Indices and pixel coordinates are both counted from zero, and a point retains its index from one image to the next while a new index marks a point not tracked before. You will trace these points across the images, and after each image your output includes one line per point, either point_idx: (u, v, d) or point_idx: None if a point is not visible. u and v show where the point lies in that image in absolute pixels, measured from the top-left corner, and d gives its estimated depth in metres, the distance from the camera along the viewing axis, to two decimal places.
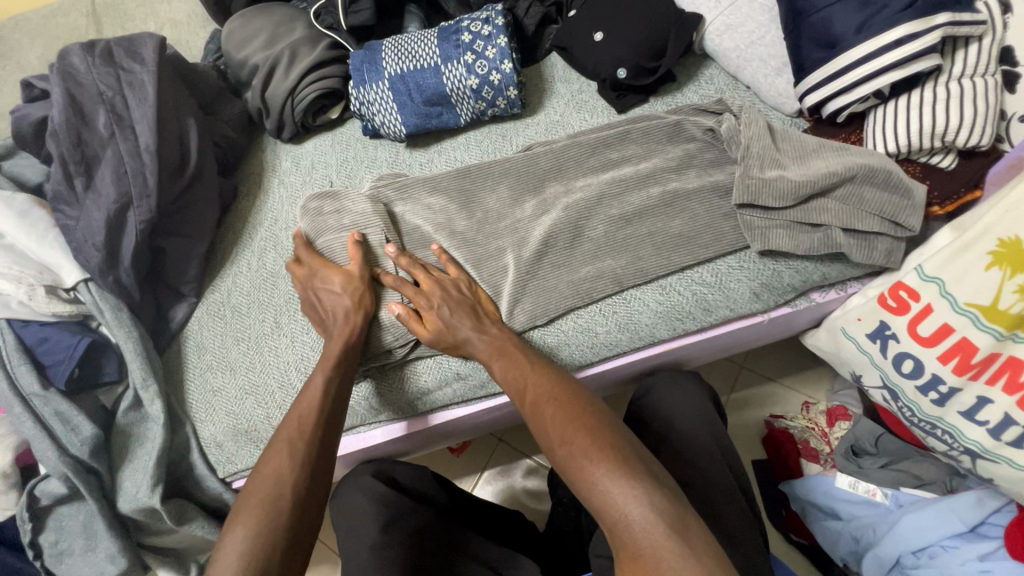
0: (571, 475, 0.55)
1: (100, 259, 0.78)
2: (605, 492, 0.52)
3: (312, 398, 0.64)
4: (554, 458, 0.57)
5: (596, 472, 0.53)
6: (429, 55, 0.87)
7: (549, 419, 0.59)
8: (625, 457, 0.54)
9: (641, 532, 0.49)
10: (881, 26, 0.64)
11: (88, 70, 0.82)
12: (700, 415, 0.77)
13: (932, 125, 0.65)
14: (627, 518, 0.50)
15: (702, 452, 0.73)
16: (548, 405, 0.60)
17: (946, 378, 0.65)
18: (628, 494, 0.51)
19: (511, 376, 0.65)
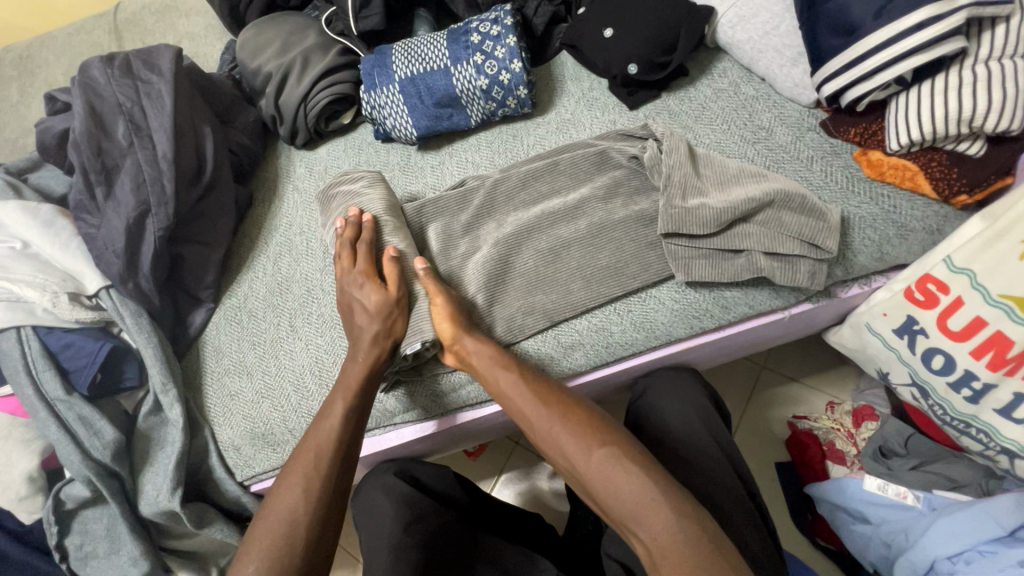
0: (602, 492, 0.56)
1: (120, 266, 0.80)
2: (640, 502, 0.53)
3: (328, 435, 0.64)
4: (584, 470, 0.57)
5: (640, 483, 0.54)
6: (439, 57, 0.88)
7: (569, 435, 0.59)
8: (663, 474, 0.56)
9: (681, 544, 0.50)
10: (901, 10, 0.62)
11: (107, 82, 0.84)
12: (697, 413, 0.75)
13: (958, 110, 0.62)
14: (669, 532, 0.51)
15: (702, 453, 0.70)
16: (575, 417, 0.60)
17: (979, 374, 0.62)
18: (671, 509, 0.52)
19: (530, 389, 0.64)
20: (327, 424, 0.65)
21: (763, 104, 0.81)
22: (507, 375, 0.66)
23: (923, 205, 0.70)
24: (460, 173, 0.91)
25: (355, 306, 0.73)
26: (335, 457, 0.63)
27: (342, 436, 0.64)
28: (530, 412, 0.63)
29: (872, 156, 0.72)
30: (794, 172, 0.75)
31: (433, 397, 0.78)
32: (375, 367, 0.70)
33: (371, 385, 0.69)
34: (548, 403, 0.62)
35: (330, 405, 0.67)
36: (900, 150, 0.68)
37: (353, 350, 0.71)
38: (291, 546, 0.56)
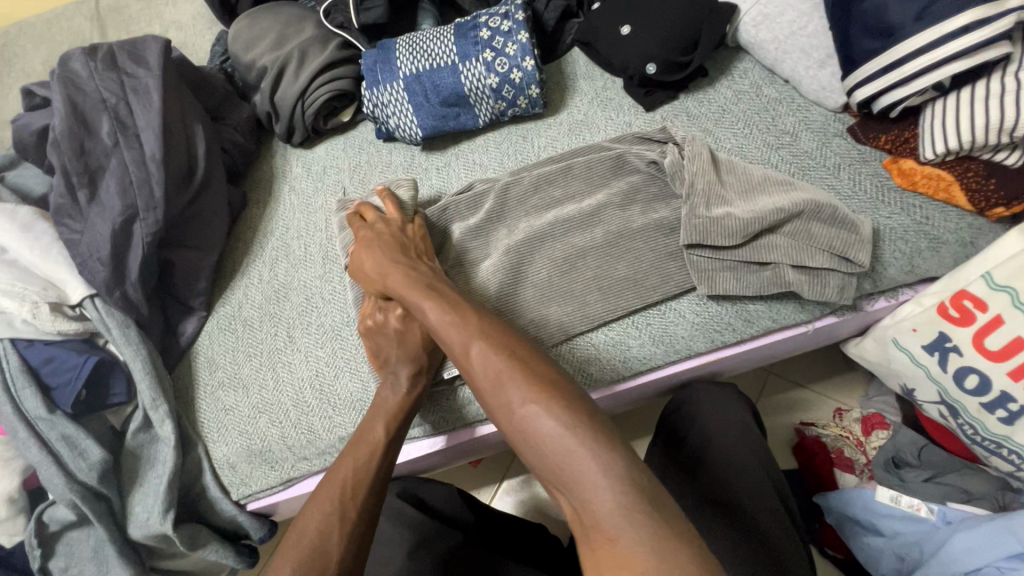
0: (522, 444, 0.50)
1: (106, 274, 0.74)
2: (567, 457, 0.46)
3: (367, 461, 0.61)
4: (507, 421, 0.51)
5: (568, 442, 0.47)
6: (446, 53, 0.83)
7: (496, 376, 0.53)
8: (594, 431, 0.47)
9: (605, 507, 0.44)
10: (944, 13, 0.58)
11: (90, 76, 0.78)
12: (740, 428, 0.72)
13: (1000, 119, 0.59)
14: (600, 501, 0.44)
15: (739, 468, 0.68)
16: (495, 359, 0.54)
17: (1016, 396, 0.60)
18: (605, 482, 0.44)
19: (453, 330, 0.58)
20: (368, 450, 0.62)
21: (787, 107, 0.78)
22: (434, 309, 0.60)
23: (956, 216, 0.67)
24: (468, 176, 0.86)
25: (393, 335, 0.69)
26: (371, 488, 0.59)
27: (377, 465, 0.61)
28: (455, 348, 0.57)
29: (903, 165, 0.69)
30: (821, 179, 0.72)
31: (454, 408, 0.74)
32: (413, 397, 0.67)
33: (409, 413, 0.66)
34: (467, 347, 0.56)
35: (368, 426, 0.64)
36: (934, 159, 0.65)
37: (394, 381, 0.67)
38: (325, 565, 0.53)
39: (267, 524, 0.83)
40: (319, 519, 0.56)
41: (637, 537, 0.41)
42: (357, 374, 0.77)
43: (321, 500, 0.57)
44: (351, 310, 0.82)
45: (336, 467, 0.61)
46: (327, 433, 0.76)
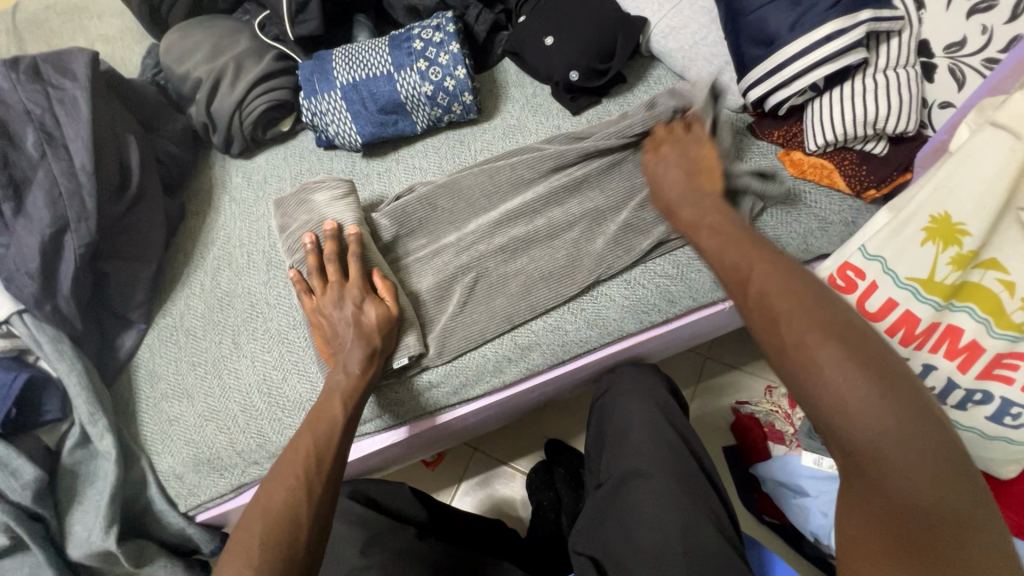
0: (786, 366, 0.40)
1: (35, 288, 0.73)
2: (841, 391, 0.37)
3: (328, 436, 0.63)
4: (791, 366, 0.40)
5: (871, 400, 0.37)
6: (381, 63, 0.87)
7: (754, 291, 0.44)
8: (903, 386, 0.37)
9: (873, 442, 0.37)
10: (812, 24, 0.68)
11: (12, 88, 0.77)
12: (657, 401, 0.79)
13: (864, 114, 0.69)
14: (890, 456, 0.36)
15: (661, 437, 0.75)
16: (782, 297, 0.42)
17: (893, 350, 0.69)
18: (884, 413, 0.36)
19: (733, 257, 0.47)
20: (327, 424, 0.64)
21: None
22: (705, 236, 0.52)
23: (839, 200, 0.76)
24: (409, 179, 0.90)
25: (347, 318, 0.71)
26: (334, 463, 0.61)
27: (340, 440, 0.63)
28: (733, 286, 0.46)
29: (794, 157, 0.78)
30: None
31: (405, 401, 0.77)
32: (368, 376, 0.69)
33: (365, 391, 0.68)
34: (750, 272, 0.45)
35: (324, 404, 0.66)
36: (817, 150, 0.75)
37: (347, 363, 0.69)
38: (298, 527, 0.55)
39: (218, 536, 0.83)
40: (286, 491, 0.57)
41: (936, 515, 0.36)
42: (306, 375, 0.79)
43: (282, 476, 0.58)
44: (298, 313, 0.83)
45: (294, 444, 0.62)
46: (278, 436, 0.77)
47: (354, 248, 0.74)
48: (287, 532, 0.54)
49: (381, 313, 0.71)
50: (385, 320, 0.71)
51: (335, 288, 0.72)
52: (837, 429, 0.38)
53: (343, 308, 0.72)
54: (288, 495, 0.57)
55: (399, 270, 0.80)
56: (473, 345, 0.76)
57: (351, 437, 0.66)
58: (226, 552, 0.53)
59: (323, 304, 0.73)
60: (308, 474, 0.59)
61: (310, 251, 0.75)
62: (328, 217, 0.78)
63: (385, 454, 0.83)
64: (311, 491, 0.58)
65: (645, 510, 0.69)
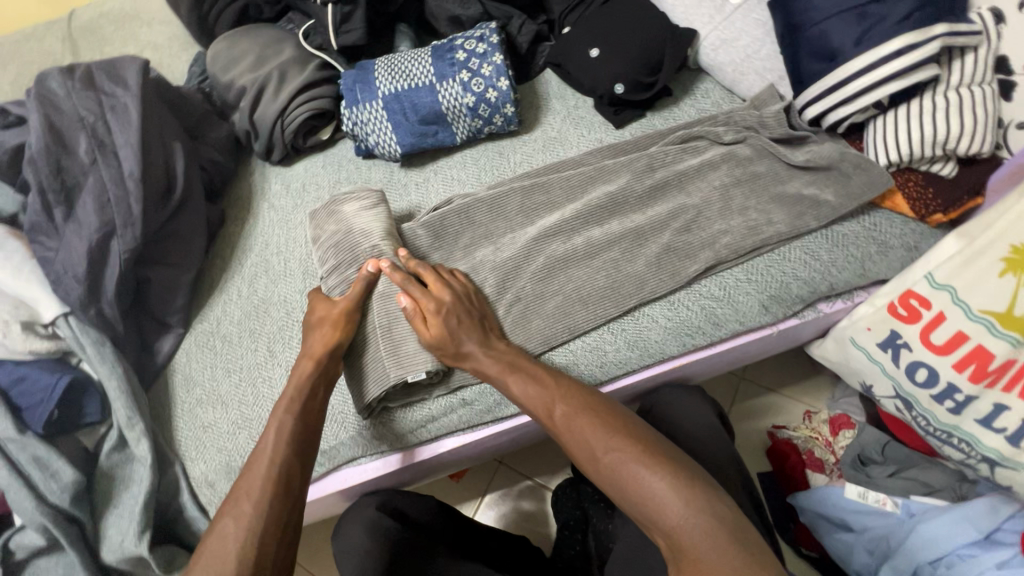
0: (619, 487, 0.54)
1: (81, 291, 0.74)
2: (655, 498, 0.52)
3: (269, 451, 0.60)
4: (593, 468, 0.56)
5: (649, 480, 0.53)
6: (424, 74, 0.86)
7: (569, 419, 0.60)
8: (672, 460, 0.55)
9: (701, 539, 0.49)
10: (879, 39, 0.64)
11: (68, 95, 0.78)
12: (705, 428, 0.74)
13: (932, 133, 0.65)
14: (707, 559, 0.48)
15: (715, 466, 0.71)
16: (581, 417, 0.59)
17: (961, 387, 0.64)
18: (691, 506, 0.51)
19: (539, 393, 0.63)
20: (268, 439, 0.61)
21: None
22: (519, 380, 0.65)
23: (901, 223, 0.73)
24: (446, 191, 0.89)
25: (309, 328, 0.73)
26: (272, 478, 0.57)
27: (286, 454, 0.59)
28: (540, 412, 0.62)
29: None
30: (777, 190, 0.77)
31: (405, 424, 0.75)
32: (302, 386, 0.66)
33: (298, 400, 0.65)
34: (557, 401, 0.62)
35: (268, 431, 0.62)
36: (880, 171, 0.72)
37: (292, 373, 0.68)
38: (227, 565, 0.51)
39: None
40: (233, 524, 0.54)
41: None
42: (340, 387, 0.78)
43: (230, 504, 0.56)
44: None
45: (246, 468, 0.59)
46: None
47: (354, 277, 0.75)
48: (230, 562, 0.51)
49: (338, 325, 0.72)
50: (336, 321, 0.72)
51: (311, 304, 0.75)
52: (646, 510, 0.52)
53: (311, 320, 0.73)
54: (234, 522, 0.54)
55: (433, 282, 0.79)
56: None
57: (303, 446, 0.62)
58: None
59: None
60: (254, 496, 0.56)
61: None
62: (355, 227, 0.77)
63: (421, 466, 0.80)
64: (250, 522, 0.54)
65: None
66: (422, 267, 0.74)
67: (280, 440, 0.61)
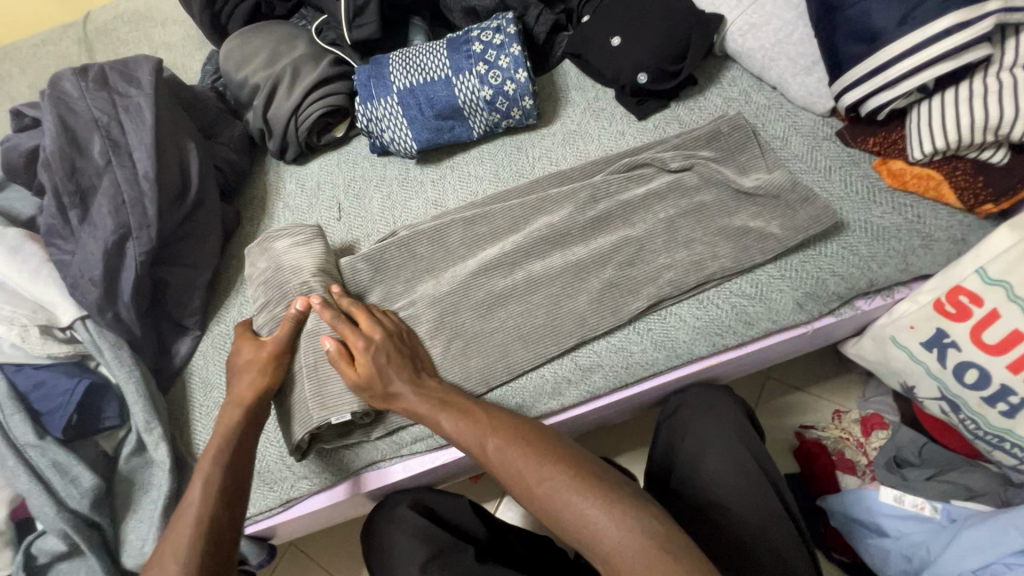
0: (557, 518, 0.54)
1: (98, 295, 0.73)
2: (592, 525, 0.52)
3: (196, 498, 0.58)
4: (526, 500, 0.56)
5: (579, 507, 0.53)
6: (439, 67, 0.83)
7: (502, 452, 0.59)
8: (601, 485, 0.55)
9: (636, 561, 0.49)
10: (927, 17, 0.60)
11: (82, 96, 0.78)
12: (736, 428, 0.71)
13: (985, 118, 0.61)
14: None
15: (736, 468, 0.67)
16: (509, 450, 0.59)
17: (1017, 389, 0.60)
18: (624, 529, 0.51)
19: (466, 427, 0.62)
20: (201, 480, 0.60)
21: (776, 113, 0.80)
22: (444, 415, 0.64)
23: (947, 215, 0.68)
24: (463, 189, 0.87)
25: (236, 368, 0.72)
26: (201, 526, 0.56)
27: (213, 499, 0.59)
28: (471, 447, 0.61)
29: (893, 166, 0.70)
30: (812, 181, 0.73)
31: (343, 460, 0.76)
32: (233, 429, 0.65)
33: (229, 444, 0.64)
34: (486, 433, 0.61)
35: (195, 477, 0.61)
36: (922, 159, 0.66)
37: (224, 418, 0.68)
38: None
39: (266, 548, 0.82)
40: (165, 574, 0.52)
41: None
42: None
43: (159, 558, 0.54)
44: None
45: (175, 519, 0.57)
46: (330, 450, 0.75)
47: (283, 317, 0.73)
48: None
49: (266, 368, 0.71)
50: (262, 364, 0.71)
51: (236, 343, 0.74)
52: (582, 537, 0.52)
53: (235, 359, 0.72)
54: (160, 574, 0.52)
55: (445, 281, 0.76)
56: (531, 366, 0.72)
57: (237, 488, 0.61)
58: None
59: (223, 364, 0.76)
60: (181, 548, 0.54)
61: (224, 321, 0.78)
62: (288, 262, 0.76)
63: (437, 471, 0.80)
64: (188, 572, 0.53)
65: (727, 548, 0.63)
66: (350, 306, 0.72)
67: (211, 489, 0.60)
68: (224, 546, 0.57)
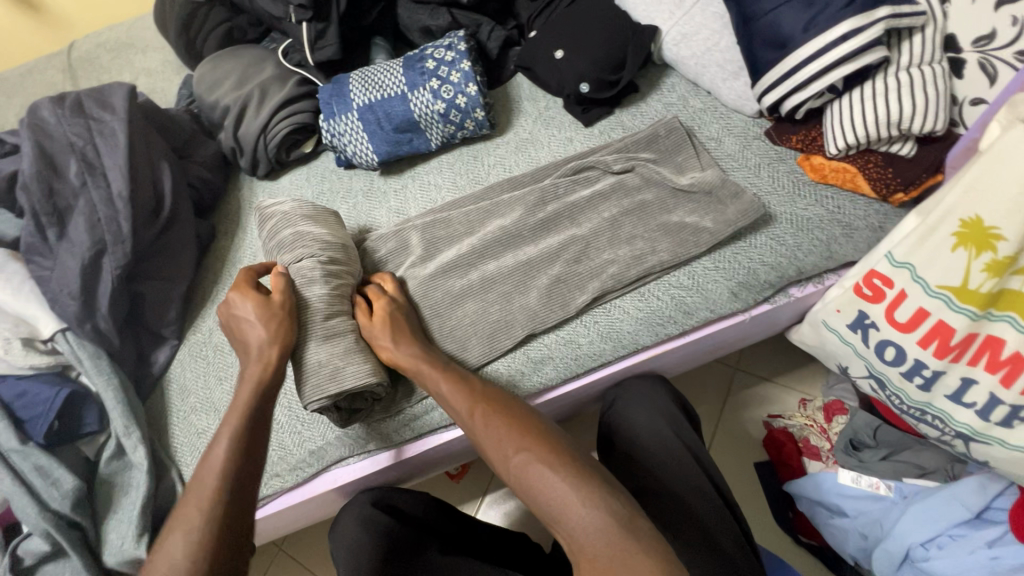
0: (526, 489, 0.55)
1: (76, 308, 0.78)
2: (559, 498, 0.53)
3: (217, 463, 0.59)
4: (502, 469, 0.58)
5: (549, 479, 0.54)
6: (395, 84, 0.89)
7: (487, 422, 0.61)
8: (576, 462, 0.56)
9: (597, 536, 0.50)
10: (827, 24, 0.65)
11: (58, 122, 0.83)
12: (666, 418, 0.77)
13: (887, 114, 0.66)
14: (602, 557, 0.49)
15: (671, 457, 0.73)
16: (495, 421, 0.61)
17: (928, 363, 0.64)
18: (589, 506, 0.52)
19: (461, 395, 0.65)
20: (218, 455, 0.60)
21: (711, 116, 0.85)
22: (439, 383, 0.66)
23: (864, 204, 0.73)
24: (424, 197, 0.92)
25: (247, 313, 0.70)
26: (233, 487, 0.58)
27: (240, 462, 0.60)
28: (461, 414, 0.64)
29: (814, 161, 0.75)
30: (743, 178, 0.78)
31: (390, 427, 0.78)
32: (259, 386, 0.67)
33: (255, 403, 0.65)
34: (477, 403, 0.64)
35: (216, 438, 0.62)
36: (839, 154, 0.72)
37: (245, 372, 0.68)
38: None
39: None
40: (182, 541, 0.53)
41: None
42: None
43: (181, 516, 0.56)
44: None
45: (196, 479, 0.59)
46: (299, 448, 0.79)
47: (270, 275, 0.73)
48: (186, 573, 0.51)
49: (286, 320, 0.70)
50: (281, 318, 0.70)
51: (247, 294, 0.72)
52: (545, 505, 0.54)
53: (250, 309, 0.71)
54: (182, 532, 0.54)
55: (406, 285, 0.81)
56: (487, 361, 0.76)
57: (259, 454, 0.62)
58: None
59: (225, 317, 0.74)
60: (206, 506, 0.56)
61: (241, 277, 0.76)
62: (316, 233, 0.78)
63: (381, 474, 0.84)
64: (201, 544, 0.53)
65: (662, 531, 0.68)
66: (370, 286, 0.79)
67: (229, 457, 0.60)
68: (239, 522, 0.57)
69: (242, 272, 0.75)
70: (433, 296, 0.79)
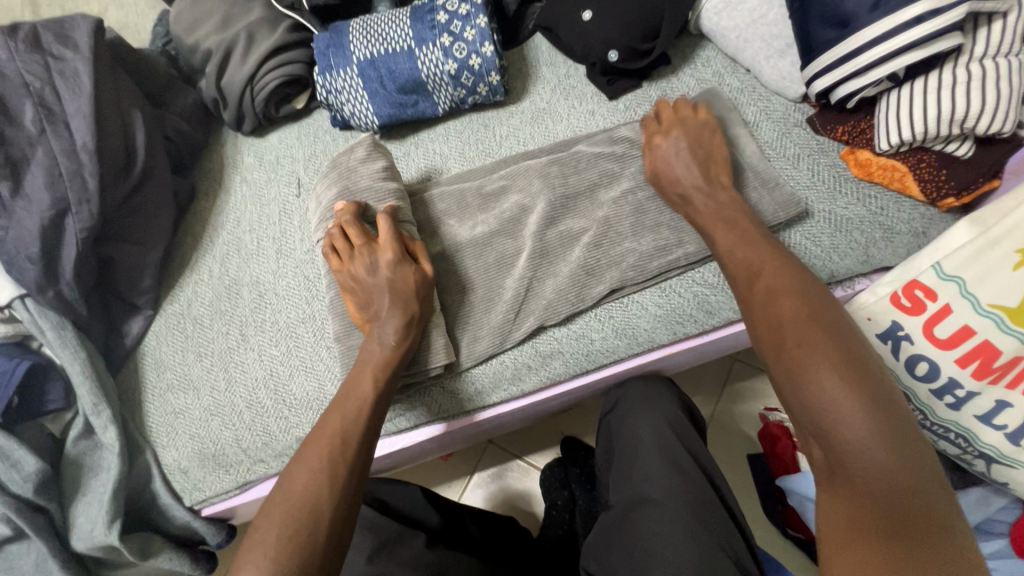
0: (786, 382, 0.48)
1: (36, 273, 0.69)
2: (832, 403, 0.44)
3: (355, 418, 0.58)
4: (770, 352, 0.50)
5: (827, 382, 0.45)
6: (401, 37, 0.79)
7: (764, 301, 0.53)
8: (874, 382, 0.45)
9: (867, 464, 0.42)
10: (898, 3, 0.58)
11: (10, 58, 0.72)
12: (670, 424, 0.74)
13: (951, 110, 0.59)
14: (874, 488, 0.42)
15: (680, 463, 0.69)
16: (785, 304, 0.51)
17: (964, 383, 0.61)
18: (872, 425, 0.43)
19: (749, 259, 0.57)
20: (357, 403, 0.59)
21: (748, 97, 0.78)
22: (733, 243, 0.60)
23: (909, 206, 0.68)
24: (426, 167, 0.84)
25: (384, 279, 0.65)
26: (360, 444, 0.57)
27: (367, 418, 0.59)
28: (742, 284, 0.56)
29: (860, 156, 0.70)
30: (781, 169, 0.72)
31: (452, 400, 0.72)
32: (404, 349, 0.64)
33: (399, 365, 0.63)
34: (761, 270, 0.55)
35: (355, 383, 0.61)
36: (889, 150, 0.66)
37: (382, 334, 0.64)
38: (318, 528, 0.51)
39: (225, 530, 0.81)
40: (304, 484, 0.53)
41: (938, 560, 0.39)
42: (315, 374, 0.75)
43: (311, 463, 0.54)
44: (307, 305, 0.79)
45: (322, 426, 0.58)
46: (284, 434, 0.74)
47: (388, 226, 0.68)
48: (305, 522, 0.51)
49: (706, 152, 0.68)
50: (420, 291, 0.66)
51: (399, 255, 0.66)
52: (809, 412, 0.46)
53: (401, 273, 0.66)
54: (306, 478, 0.53)
55: (434, 254, 0.75)
56: (498, 350, 0.71)
57: (383, 410, 0.61)
58: (249, 550, 0.50)
59: (355, 272, 0.67)
60: (341, 461, 0.55)
61: (340, 214, 0.70)
62: (387, 200, 0.72)
63: (409, 451, 0.78)
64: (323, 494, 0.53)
65: (656, 543, 0.63)
66: (404, 237, 0.70)
67: (359, 411, 0.59)
68: (358, 479, 0.55)
69: (379, 222, 0.68)
70: (439, 281, 0.73)
